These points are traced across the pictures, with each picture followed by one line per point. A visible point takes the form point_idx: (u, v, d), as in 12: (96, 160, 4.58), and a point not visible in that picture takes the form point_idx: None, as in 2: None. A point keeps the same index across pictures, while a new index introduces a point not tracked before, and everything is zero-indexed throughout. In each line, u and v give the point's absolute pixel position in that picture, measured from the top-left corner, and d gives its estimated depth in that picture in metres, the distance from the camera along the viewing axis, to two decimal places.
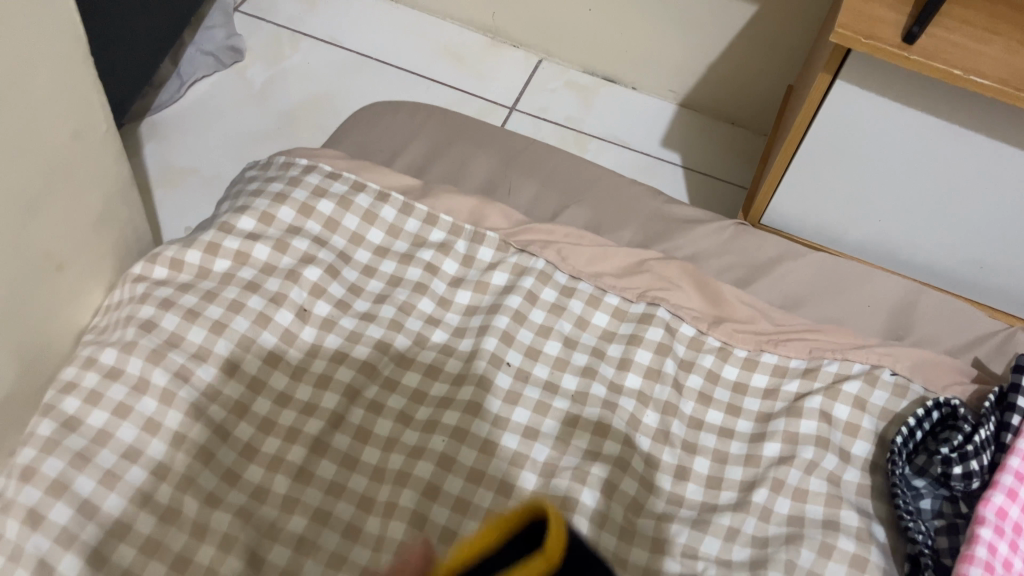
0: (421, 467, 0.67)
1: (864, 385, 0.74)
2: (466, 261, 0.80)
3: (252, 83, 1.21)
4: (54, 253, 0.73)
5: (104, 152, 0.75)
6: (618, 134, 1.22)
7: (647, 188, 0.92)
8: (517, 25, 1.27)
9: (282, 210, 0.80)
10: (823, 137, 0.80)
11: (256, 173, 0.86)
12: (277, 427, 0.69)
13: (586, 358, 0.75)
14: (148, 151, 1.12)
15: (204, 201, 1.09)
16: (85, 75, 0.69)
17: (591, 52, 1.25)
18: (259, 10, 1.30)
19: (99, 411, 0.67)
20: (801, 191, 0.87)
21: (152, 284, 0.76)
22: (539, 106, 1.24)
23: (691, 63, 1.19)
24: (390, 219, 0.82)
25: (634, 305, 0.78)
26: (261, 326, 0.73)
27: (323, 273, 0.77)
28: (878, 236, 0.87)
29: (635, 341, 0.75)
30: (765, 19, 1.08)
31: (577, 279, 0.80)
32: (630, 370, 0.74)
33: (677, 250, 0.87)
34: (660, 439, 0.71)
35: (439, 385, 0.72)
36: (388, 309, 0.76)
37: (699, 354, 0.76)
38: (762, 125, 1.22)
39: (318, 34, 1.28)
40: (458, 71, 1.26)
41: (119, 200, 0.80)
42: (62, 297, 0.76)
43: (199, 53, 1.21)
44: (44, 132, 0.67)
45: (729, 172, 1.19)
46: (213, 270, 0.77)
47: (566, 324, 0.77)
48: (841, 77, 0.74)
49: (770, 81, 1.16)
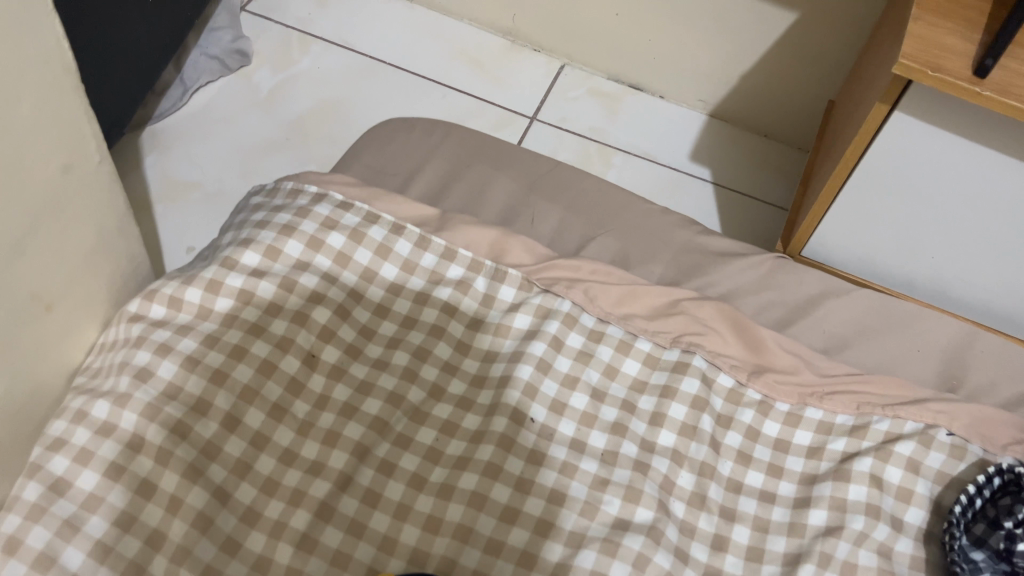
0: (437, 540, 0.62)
1: (918, 445, 0.68)
2: (486, 301, 0.75)
3: (260, 89, 1.15)
4: (43, 294, 0.67)
5: (97, 182, 0.69)
6: (644, 146, 1.15)
7: (679, 217, 0.86)
8: (539, 28, 1.20)
9: (288, 244, 0.74)
10: (875, 172, 0.74)
11: (261, 200, 0.80)
12: (281, 489, 0.64)
13: (615, 412, 0.70)
14: (150, 162, 1.07)
15: (208, 218, 1.03)
16: (74, 101, 0.63)
17: (617, 58, 1.18)
18: (268, 9, 1.23)
19: (88, 472, 0.61)
20: (847, 225, 0.81)
21: (148, 325, 0.70)
22: (561, 115, 1.17)
23: (723, 72, 1.12)
24: (405, 253, 0.76)
25: (667, 352, 0.73)
26: (266, 376, 0.68)
27: (332, 315, 0.71)
28: (929, 273, 0.81)
29: (668, 394, 0.70)
30: (806, 29, 1.01)
31: (605, 322, 0.74)
32: (663, 427, 0.69)
33: (713, 286, 0.81)
34: (696, 504, 0.66)
35: (456, 443, 0.67)
36: (402, 355, 0.71)
37: (737, 408, 0.71)
38: (796, 138, 1.16)
39: (329, 37, 1.21)
40: (475, 76, 1.20)
41: (114, 230, 0.75)
42: (53, 338, 0.71)
43: (204, 57, 1.15)
44: (31, 168, 0.61)
45: (761, 188, 1.13)
46: (214, 310, 0.71)
47: (594, 373, 0.71)
48: (900, 109, 0.68)
49: (806, 93, 1.09)
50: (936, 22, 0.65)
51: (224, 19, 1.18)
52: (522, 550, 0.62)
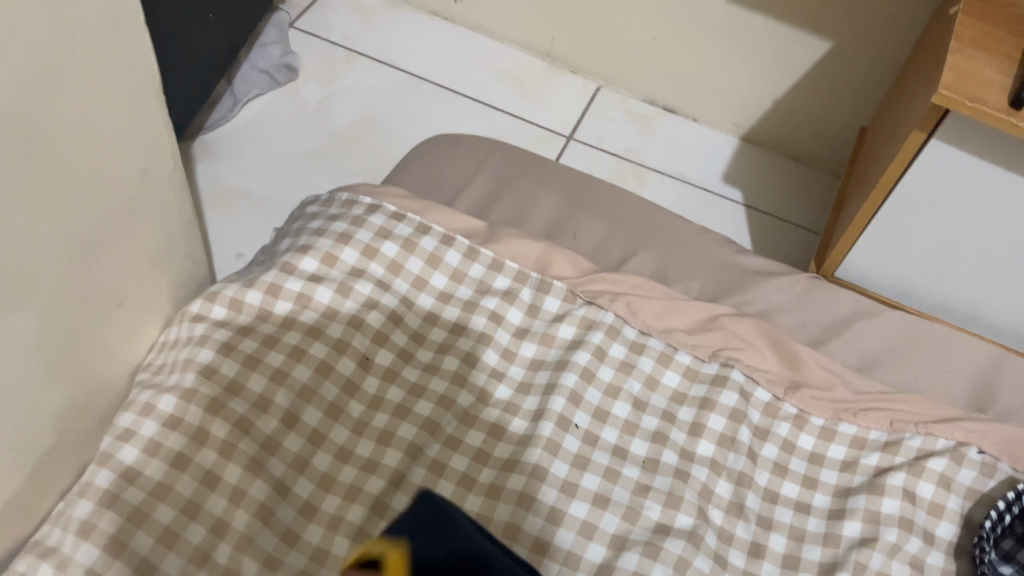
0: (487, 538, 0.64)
1: (950, 462, 0.70)
2: (531, 311, 0.77)
3: (307, 103, 1.19)
4: (115, 292, 0.70)
5: (168, 188, 0.73)
6: (678, 167, 1.19)
7: (716, 235, 0.89)
8: (577, 50, 1.24)
9: (344, 252, 0.77)
10: (910, 197, 0.77)
11: (316, 210, 0.83)
12: (337, 485, 0.66)
13: (656, 422, 0.72)
14: (201, 171, 1.10)
15: (257, 226, 1.07)
16: (157, 113, 0.67)
17: (653, 82, 1.22)
18: (314, 26, 1.27)
19: (156, 462, 0.64)
20: (881, 247, 0.83)
21: (211, 325, 0.73)
22: (597, 136, 1.21)
23: (756, 97, 1.15)
24: (454, 263, 0.79)
25: (706, 365, 0.75)
26: (323, 377, 0.71)
27: (386, 320, 0.74)
28: (959, 296, 0.84)
29: (708, 406, 0.72)
30: (839, 57, 1.04)
31: (647, 335, 0.77)
32: (703, 437, 0.71)
33: (749, 304, 0.83)
34: (734, 511, 0.68)
35: (503, 446, 0.69)
36: (451, 361, 0.74)
37: (774, 421, 0.73)
38: (827, 163, 1.19)
39: (373, 54, 1.25)
40: (514, 96, 1.24)
41: (178, 234, 0.78)
42: (119, 335, 0.74)
43: (254, 71, 1.19)
44: (115, 174, 0.65)
45: (792, 210, 1.16)
46: (273, 313, 0.74)
47: (636, 384, 0.74)
48: (937, 137, 0.70)
49: (840, 120, 1.12)
50: (975, 56, 0.68)
51: (273, 35, 1.23)
52: (568, 550, 0.64)
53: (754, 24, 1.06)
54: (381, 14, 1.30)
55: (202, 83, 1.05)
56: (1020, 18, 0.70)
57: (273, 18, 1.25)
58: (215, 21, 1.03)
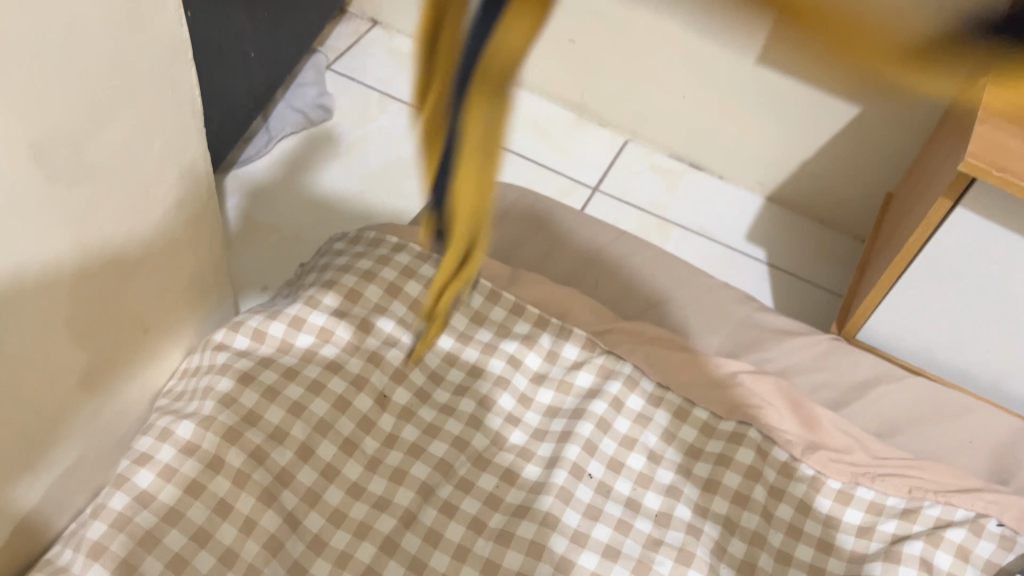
0: (511, 556, 0.69)
1: (970, 533, 0.71)
2: (549, 356, 0.81)
3: (339, 143, 1.20)
4: (143, 315, 0.73)
5: (201, 221, 0.76)
6: (701, 223, 1.19)
7: (739, 293, 0.92)
8: (608, 104, 1.26)
9: (408, 285, 0.83)
10: (934, 263, 0.77)
11: (343, 246, 0.88)
12: (348, 520, 0.70)
13: (526, 383, 0.79)
14: (231, 204, 1.11)
15: (286, 260, 1.06)
16: (196, 146, 0.70)
17: (683, 139, 1.24)
18: (350, 69, 1.30)
19: (170, 487, 0.67)
20: (902, 312, 0.83)
21: (233, 355, 0.75)
22: (623, 188, 1.22)
23: (784, 160, 1.17)
24: (499, 319, 0.83)
25: (622, 365, 0.80)
26: (340, 411, 0.74)
27: (405, 358, 0.79)
28: (984, 366, 0.83)
29: (527, 343, 0.81)
30: (864, 122, 1.06)
31: (665, 389, 0.80)
32: (543, 385, 0.79)
33: (768, 363, 0.86)
34: (717, 554, 0.71)
35: (515, 492, 0.73)
36: (467, 403, 0.78)
37: (577, 375, 0.80)
38: (851, 226, 1.19)
39: (406, 99, 1.28)
40: (541, 145, 1.26)
41: (207, 262, 0.80)
42: (142, 361, 0.76)
43: (289, 110, 1.21)
44: (150, 203, 0.67)
45: (816, 273, 1.15)
46: (295, 345, 0.77)
47: (486, 333, 0.82)
48: (963, 205, 0.72)
49: (869, 185, 1.12)
50: (1000, 125, 0.69)
51: (310, 75, 1.26)
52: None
53: (780, 84, 1.08)
54: (415, 59, 1.33)
55: (241, 120, 1.08)
56: None
57: (311, 59, 1.28)
58: (257, 62, 1.07)
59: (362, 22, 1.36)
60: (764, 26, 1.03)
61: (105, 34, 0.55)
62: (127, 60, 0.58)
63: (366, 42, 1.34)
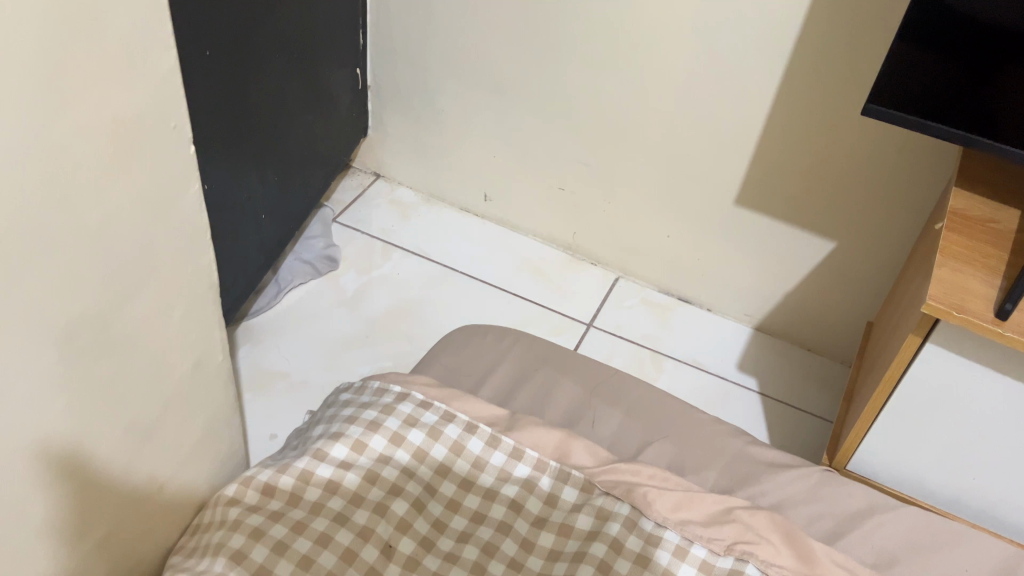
0: None
1: None
2: (549, 499, 0.84)
3: (344, 291, 1.26)
4: (156, 474, 0.76)
5: (214, 380, 0.81)
6: (696, 355, 1.24)
7: (731, 428, 0.96)
8: (597, 244, 1.33)
9: (412, 432, 0.86)
10: (908, 402, 0.81)
11: (349, 396, 0.92)
12: None
13: (528, 526, 0.82)
14: (242, 354, 1.16)
15: (294, 408, 1.10)
16: (210, 313, 0.76)
17: (671, 275, 1.30)
18: (355, 220, 1.38)
19: None
20: (887, 446, 0.86)
21: (244, 509, 0.78)
22: (615, 322, 1.27)
23: (768, 293, 1.22)
24: (500, 463, 0.86)
25: (620, 505, 0.83)
26: (347, 562, 0.76)
27: (409, 506, 0.81)
28: (971, 495, 0.85)
29: (528, 487, 0.84)
30: (840, 256, 1.12)
31: (663, 526, 0.81)
32: (544, 529, 0.81)
33: (763, 497, 0.88)
34: None
35: None
36: (471, 549, 0.80)
37: (577, 518, 0.82)
38: (839, 353, 1.23)
39: (408, 246, 1.35)
40: (537, 286, 1.32)
41: (220, 418, 0.85)
42: (154, 520, 0.79)
43: (298, 262, 1.28)
44: (167, 369, 0.72)
45: (808, 400, 1.19)
46: (304, 497, 0.80)
47: (488, 478, 0.85)
48: (931, 340, 0.75)
49: (852, 314, 1.17)
50: (958, 268, 0.73)
51: (319, 228, 1.34)
52: None
53: (756, 223, 1.15)
54: (416, 209, 1.42)
55: (252, 274, 1.15)
56: (999, 233, 0.77)
57: (319, 212, 1.37)
58: (268, 221, 1.14)
59: (366, 176, 1.46)
60: (738, 171, 1.11)
61: (132, 228, 0.61)
62: (150, 243, 0.64)
63: (370, 195, 1.43)
